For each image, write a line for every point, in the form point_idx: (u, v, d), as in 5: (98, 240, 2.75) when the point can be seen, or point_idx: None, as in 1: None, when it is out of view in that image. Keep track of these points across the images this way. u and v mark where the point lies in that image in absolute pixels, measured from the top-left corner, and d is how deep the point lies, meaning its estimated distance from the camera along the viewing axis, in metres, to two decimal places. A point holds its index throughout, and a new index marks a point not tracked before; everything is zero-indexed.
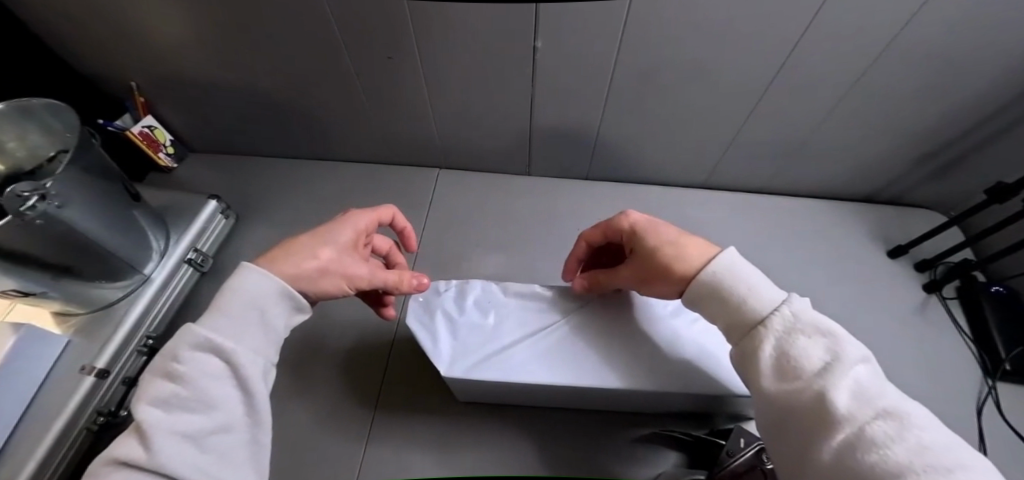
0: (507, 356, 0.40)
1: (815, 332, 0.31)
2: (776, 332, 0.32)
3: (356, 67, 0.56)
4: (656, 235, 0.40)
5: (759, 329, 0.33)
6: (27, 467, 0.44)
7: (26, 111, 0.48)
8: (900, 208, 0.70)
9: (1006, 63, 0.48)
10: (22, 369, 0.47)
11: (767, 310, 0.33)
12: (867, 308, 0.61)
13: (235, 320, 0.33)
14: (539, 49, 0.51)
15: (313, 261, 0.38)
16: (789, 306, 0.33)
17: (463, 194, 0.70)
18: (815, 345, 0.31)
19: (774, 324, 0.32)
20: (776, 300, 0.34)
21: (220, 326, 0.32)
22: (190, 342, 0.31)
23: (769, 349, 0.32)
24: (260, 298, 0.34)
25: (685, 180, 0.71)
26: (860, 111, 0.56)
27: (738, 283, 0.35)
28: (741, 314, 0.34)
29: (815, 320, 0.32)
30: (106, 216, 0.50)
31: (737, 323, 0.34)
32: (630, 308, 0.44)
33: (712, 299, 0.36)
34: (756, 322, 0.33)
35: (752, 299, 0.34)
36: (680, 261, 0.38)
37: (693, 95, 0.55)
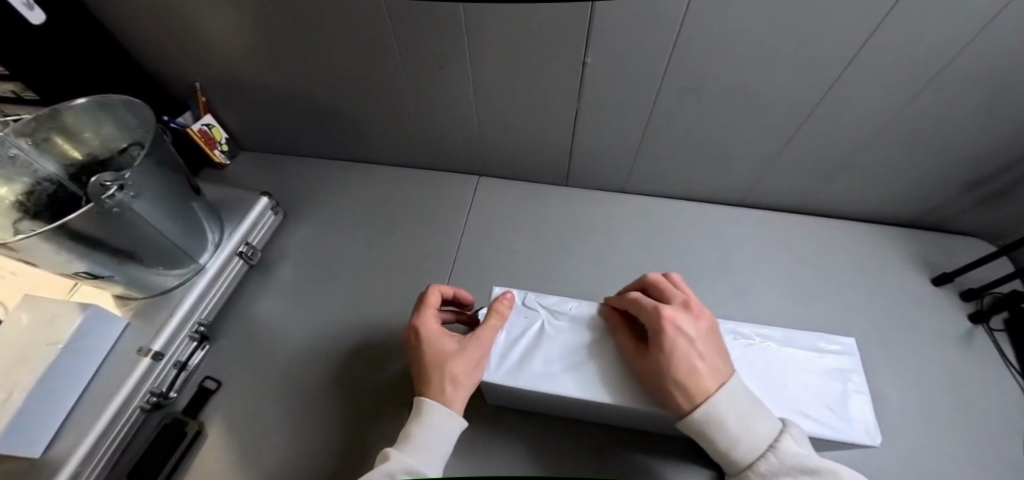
0: (525, 366, 0.41)
1: (806, 471, 0.31)
2: (764, 473, 0.33)
3: (408, 75, 0.59)
4: (687, 349, 0.36)
5: (749, 472, 0.33)
6: (87, 438, 0.46)
7: (105, 105, 0.52)
8: (945, 235, 0.68)
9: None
10: (86, 347, 0.49)
11: (758, 451, 0.33)
12: (907, 334, 0.60)
13: (430, 448, 0.37)
14: (588, 64, 0.52)
15: (464, 362, 0.39)
16: (776, 447, 0.33)
17: (502, 201, 0.71)
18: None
19: (762, 468, 0.33)
20: (767, 438, 0.33)
21: (414, 455, 0.36)
22: (396, 468, 0.34)
23: None
24: (443, 429, 0.37)
25: (722, 197, 0.71)
26: (908, 135, 0.55)
27: (727, 422, 0.34)
28: (726, 456, 0.34)
29: (802, 457, 0.32)
30: (169, 207, 0.53)
31: (726, 461, 0.34)
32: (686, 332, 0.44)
33: (699, 436, 0.35)
34: (743, 466, 0.33)
35: (741, 439, 0.33)
36: (694, 381, 0.35)
37: (737, 111, 0.56)
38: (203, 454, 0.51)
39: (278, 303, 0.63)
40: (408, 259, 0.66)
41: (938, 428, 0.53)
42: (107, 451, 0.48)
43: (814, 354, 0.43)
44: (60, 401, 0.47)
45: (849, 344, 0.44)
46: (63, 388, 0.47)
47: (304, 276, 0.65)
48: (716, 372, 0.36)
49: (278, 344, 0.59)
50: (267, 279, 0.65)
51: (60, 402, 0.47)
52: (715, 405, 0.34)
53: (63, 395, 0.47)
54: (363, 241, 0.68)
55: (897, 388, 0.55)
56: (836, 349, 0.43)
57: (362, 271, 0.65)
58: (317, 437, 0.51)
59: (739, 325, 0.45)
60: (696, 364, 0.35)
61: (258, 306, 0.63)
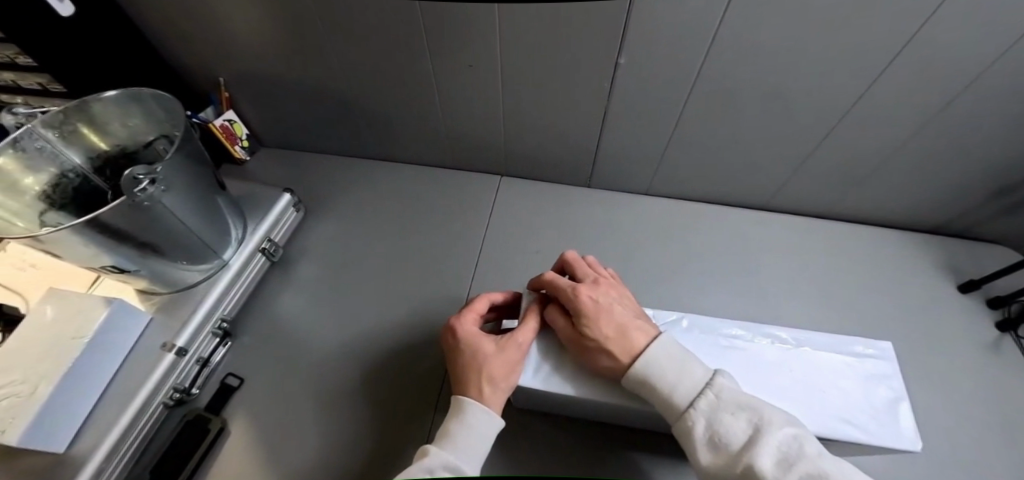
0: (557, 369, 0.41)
1: (738, 407, 0.32)
2: (704, 411, 0.33)
3: (434, 72, 0.58)
4: (608, 313, 0.39)
5: (687, 412, 0.34)
6: (112, 434, 0.46)
7: (135, 98, 0.51)
8: (972, 242, 0.68)
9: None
10: (111, 341, 0.49)
11: (695, 390, 0.34)
12: (935, 342, 0.59)
13: (472, 449, 0.36)
14: (619, 65, 0.52)
15: (501, 361, 0.39)
16: (713, 384, 0.34)
17: (523, 201, 0.71)
18: (737, 418, 0.32)
19: (701, 405, 0.33)
20: (702, 381, 0.35)
21: (455, 452, 0.35)
22: (437, 468, 0.33)
23: (701, 429, 0.33)
24: (485, 431, 0.37)
25: (745, 201, 0.71)
26: (939, 141, 0.55)
27: (667, 366, 0.35)
28: (669, 401, 0.35)
29: (737, 394, 0.33)
30: (195, 203, 0.52)
31: (668, 408, 0.35)
32: (722, 338, 0.43)
33: (643, 385, 0.36)
34: (684, 406, 0.34)
35: (680, 382, 0.35)
36: (620, 340, 0.37)
37: (768, 114, 0.55)
38: (226, 451, 0.50)
39: (299, 300, 0.63)
40: (430, 259, 0.65)
41: (969, 437, 0.52)
42: (130, 447, 0.48)
43: (851, 359, 0.42)
44: (85, 396, 0.47)
45: (883, 348, 0.43)
46: (88, 383, 0.47)
47: (326, 274, 0.65)
48: (644, 330, 0.39)
49: (299, 342, 0.58)
50: (288, 276, 0.65)
51: (85, 397, 0.47)
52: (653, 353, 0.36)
53: (89, 390, 0.47)
54: (384, 240, 0.68)
55: (926, 396, 0.55)
56: (872, 354, 0.43)
57: (384, 269, 0.65)
58: (340, 436, 0.50)
59: (772, 327, 0.45)
60: (623, 323, 0.38)
61: (279, 303, 0.63)
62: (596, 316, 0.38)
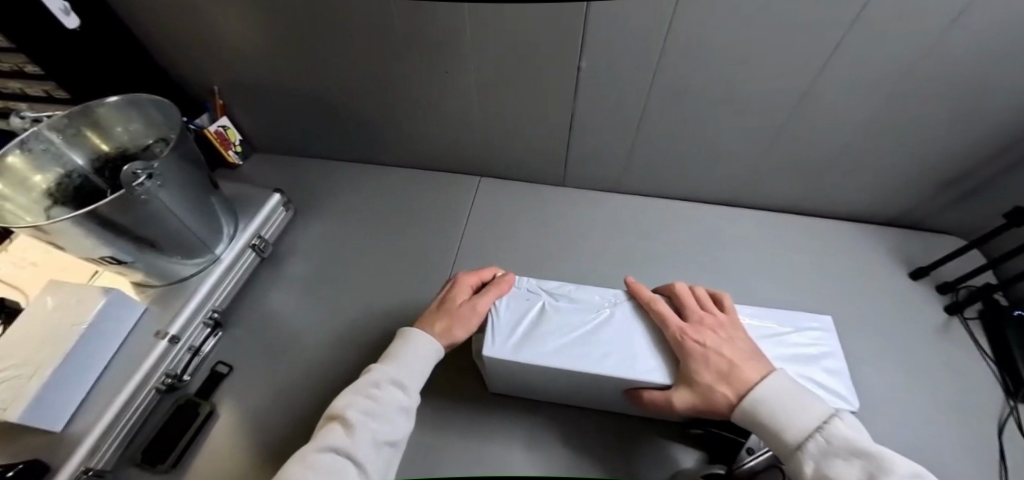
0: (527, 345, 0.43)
1: (850, 452, 0.31)
2: (813, 455, 0.33)
3: (414, 78, 0.63)
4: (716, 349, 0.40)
5: (798, 454, 0.33)
6: (107, 415, 0.49)
7: (134, 103, 0.55)
8: (925, 234, 0.72)
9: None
10: (107, 328, 0.52)
11: (803, 434, 0.34)
12: (888, 326, 0.63)
13: (409, 363, 0.43)
14: (582, 69, 0.56)
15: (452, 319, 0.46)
16: (823, 428, 0.33)
17: (501, 200, 0.75)
18: (850, 464, 0.31)
19: (810, 448, 0.33)
20: (813, 423, 0.34)
21: (400, 369, 0.42)
22: (382, 380, 0.41)
23: (810, 472, 0.32)
24: (421, 349, 0.44)
25: (711, 198, 0.75)
26: (879, 138, 0.59)
27: (772, 408, 0.35)
28: (776, 439, 0.35)
29: (852, 438, 0.32)
30: (189, 199, 0.56)
31: (779, 449, 0.35)
32: None
33: (755, 425, 0.36)
34: (793, 447, 0.34)
35: (787, 423, 0.34)
36: (732, 375, 0.38)
37: (721, 114, 0.60)
38: (215, 434, 0.53)
39: (286, 294, 0.66)
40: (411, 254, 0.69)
41: (917, 412, 0.55)
42: (124, 428, 0.50)
43: (796, 332, 0.46)
44: (82, 380, 0.49)
45: (826, 322, 0.47)
46: (86, 367, 0.50)
47: (313, 269, 0.68)
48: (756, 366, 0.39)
49: (286, 333, 0.62)
50: (277, 271, 0.68)
51: (82, 380, 0.50)
52: (768, 389, 0.36)
53: (86, 374, 0.50)
54: (369, 237, 0.71)
55: (878, 375, 0.58)
56: (817, 327, 0.46)
57: (369, 264, 0.69)
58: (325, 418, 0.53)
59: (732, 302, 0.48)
60: (732, 362, 0.39)
61: (269, 297, 0.66)
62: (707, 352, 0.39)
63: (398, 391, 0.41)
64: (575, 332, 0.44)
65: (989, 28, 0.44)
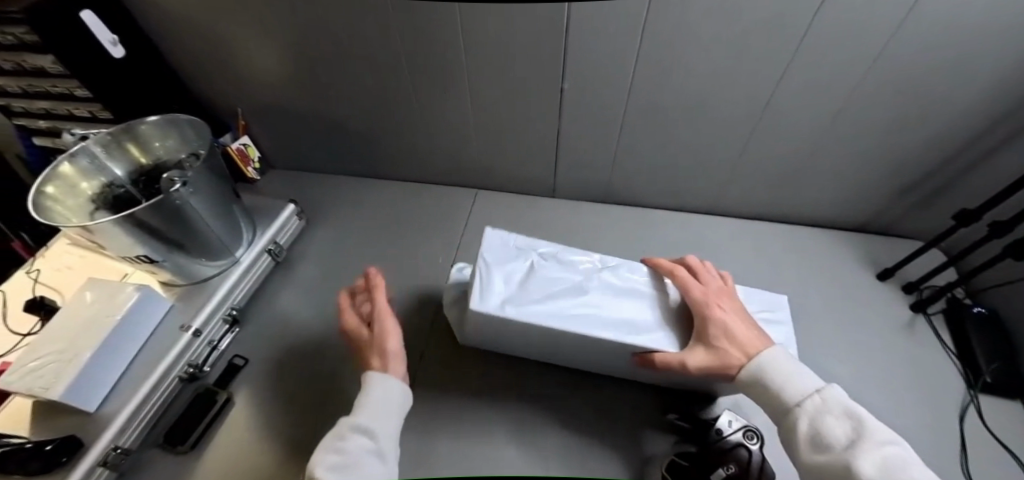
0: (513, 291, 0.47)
1: (842, 414, 0.35)
2: (808, 410, 0.37)
3: (417, 99, 0.70)
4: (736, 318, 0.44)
5: (795, 408, 0.37)
6: (135, 399, 0.54)
7: (173, 123, 0.64)
8: (892, 239, 0.76)
9: (966, 106, 0.56)
10: (139, 321, 0.58)
11: (801, 393, 0.38)
12: (856, 322, 0.67)
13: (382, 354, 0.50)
14: (565, 89, 0.64)
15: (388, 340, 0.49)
16: (822, 391, 0.37)
17: (497, 210, 0.81)
18: (840, 422, 0.35)
19: (807, 405, 0.37)
20: (810, 387, 0.38)
21: (366, 417, 0.43)
22: (353, 428, 0.42)
23: (803, 425, 0.36)
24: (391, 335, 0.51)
25: (691, 207, 0.81)
26: (836, 150, 0.65)
27: (777, 370, 0.40)
28: (779, 395, 0.39)
29: (845, 403, 0.36)
30: (216, 206, 0.62)
31: (778, 404, 0.39)
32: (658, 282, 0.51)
33: (758, 381, 0.41)
34: (791, 403, 0.38)
35: (789, 385, 0.39)
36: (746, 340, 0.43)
37: (692, 129, 0.66)
38: (231, 418, 0.58)
39: (297, 295, 0.72)
40: (413, 258, 0.75)
41: (884, 402, 0.59)
42: (149, 411, 0.55)
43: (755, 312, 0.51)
44: (114, 366, 0.55)
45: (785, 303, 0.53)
46: (119, 354, 0.55)
47: (322, 272, 0.74)
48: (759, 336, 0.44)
49: (297, 329, 0.67)
50: (289, 275, 0.74)
51: (114, 367, 0.55)
52: (773, 355, 0.41)
53: (118, 361, 0.55)
54: (374, 243, 0.78)
55: (847, 368, 0.62)
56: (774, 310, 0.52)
57: (373, 268, 0.74)
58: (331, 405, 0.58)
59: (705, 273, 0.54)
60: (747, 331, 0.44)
61: (281, 298, 0.71)
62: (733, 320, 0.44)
63: (366, 438, 0.42)
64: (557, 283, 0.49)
65: (915, 49, 0.51)
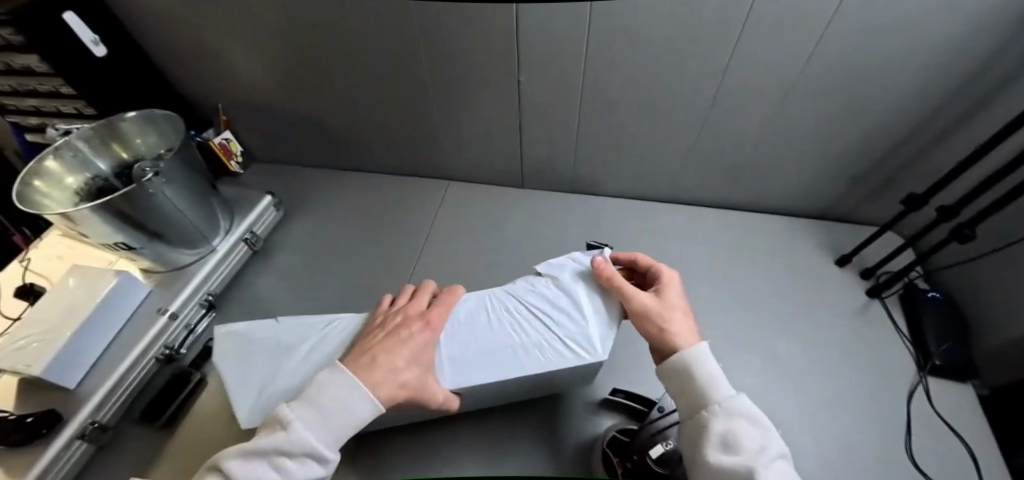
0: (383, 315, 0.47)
1: (751, 421, 0.35)
2: (723, 411, 0.35)
3: (385, 93, 0.72)
4: (668, 304, 0.44)
5: (712, 406, 0.36)
6: (112, 377, 0.57)
7: (151, 119, 0.68)
8: (855, 226, 0.77)
9: (911, 94, 0.56)
10: (118, 304, 0.61)
11: (716, 397, 0.36)
12: (812, 308, 0.68)
13: (284, 341, 0.46)
14: (523, 82, 0.65)
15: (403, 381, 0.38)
16: (737, 396, 0.36)
17: (468, 201, 0.84)
18: (749, 429, 0.34)
19: (723, 406, 0.36)
20: (728, 392, 0.37)
21: (319, 428, 0.33)
22: (290, 445, 0.31)
23: (715, 425, 0.35)
24: (304, 318, 0.48)
25: (657, 196, 0.82)
26: (790, 141, 0.66)
27: (704, 369, 0.38)
28: (701, 392, 0.37)
29: (751, 410, 0.36)
30: (192, 197, 0.66)
31: (692, 399, 0.38)
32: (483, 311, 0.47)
33: (681, 372, 0.39)
34: (710, 402, 0.36)
35: (712, 384, 0.37)
36: (672, 331, 0.42)
37: (649, 122, 0.68)
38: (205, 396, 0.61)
39: (272, 283, 0.75)
40: (384, 247, 0.78)
41: (833, 384, 0.61)
42: (127, 390, 0.59)
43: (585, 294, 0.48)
44: (94, 348, 0.58)
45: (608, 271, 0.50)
46: (98, 336, 0.59)
47: (297, 261, 0.77)
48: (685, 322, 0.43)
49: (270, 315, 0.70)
50: (266, 263, 0.77)
51: (94, 348, 0.58)
52: (700, 350, 0.40)
53: (98, 342, 0.59)
54: (349, 233, 0.80)
55: (800, 351, 0.64)
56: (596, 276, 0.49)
57: (345, 257, 0.77)
58: None
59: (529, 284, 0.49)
60: (670, 315, 0.43)
61: (257, 285, 0.75)
62: (666, 307, 0.44)
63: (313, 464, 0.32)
64: (484, 309, 0.47)
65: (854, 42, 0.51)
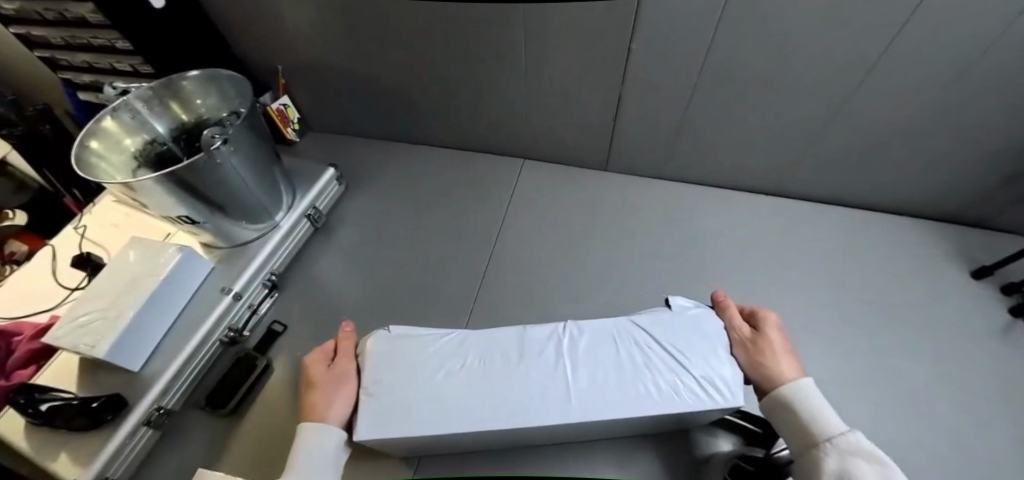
0: (508, 336, 0.45)
1: (873, 461, 0.32)
2: (838, 448, 0.34)
3: (464, 59, 0.64)
4: (778, 348, 0.42)
5: (823, 443, 0.34)
6: (177, 360, 0.53)
7: (213, 78, 0.61)
8: (993, 234, 0.67)
9: None
10: (182, 282, 0.56)
11: (828, 432, 0.35)
12: (945, 325, 0.60)
13: (397, 353, 0.43)
14: (632, 49, 0.56)
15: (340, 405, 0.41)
16: (848, 432, 0.34)
17: (542, 183, 0.76)
18: (868, 468, 0.32)
19: (839, 442, 0.34)
20: (841, 427, 0.35)
21: None
22: None
23: (830, 463, 0.33)
24: (418, 330, 0.46)
25: (756, 188, 0.73)
26: (943, 131, 0.56)
27: (810, 403, 0.37)
28: (808, 426, 0.36)
29: (868, 447, 0.33)
30: (257, 168, 0.60)
31: (802, 435, 0.36)
32: (611, 342, 0.44)
33: (785, 408, 0.38)
34: (821, 437, 0.35)
35: (820, 419, 0.36)
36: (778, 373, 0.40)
37: (773, 101, 0.58)
38: (271, 384, 0.57)
39: (336, 263, 0.70)
40: (453, 231, 0.72)
41: (978, 418, 0.52)
42: (191, 373, 0.55)
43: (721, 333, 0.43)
44: (157, 327, 0.54)
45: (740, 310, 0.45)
46: (161, 316, 0.55)
47: (360, 241, 0.72)
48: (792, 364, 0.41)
49: (335, 299, 0.65)
50: (328, 242, 0.72)
51: (157, 327, 0.54)
52: (804, 383, 0.39)
53: (161, 322, 0.55)
54: (414, 213, 0.74)
55: (935, 376, 0.55)
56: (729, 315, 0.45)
57: (411, 240, 0.71)
58: None
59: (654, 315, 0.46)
60: (779, 355, 0.42)
61: (319, 266, 0.70)
62: (777, 349, 0.42)
63: None
64: (610, 340, 0.44)
65: None
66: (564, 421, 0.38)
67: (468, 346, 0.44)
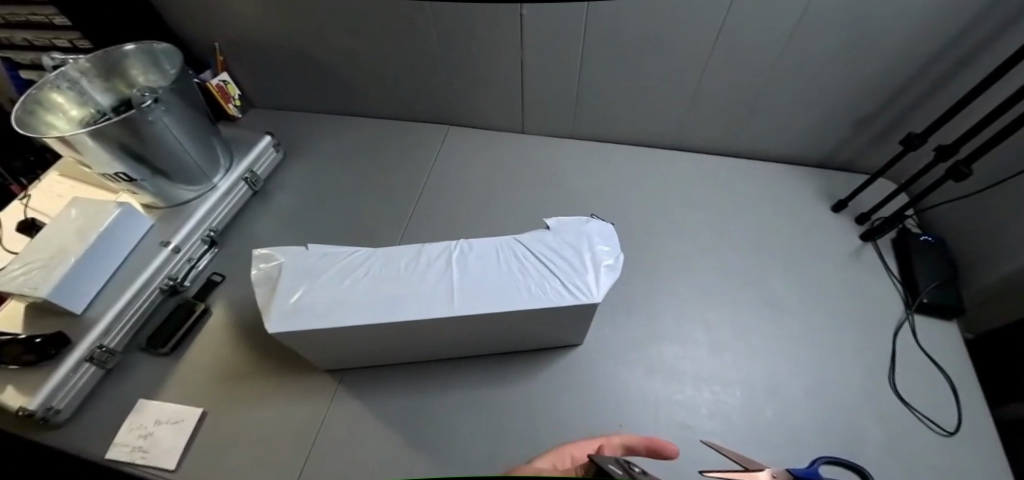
0: (407, 253, 0.51)
1: None
2: None
3: (381, 31, 0.70)
4: None
5: None
6: (116, 305, 0.58)
7: (150, 52, 0.66)
8: (853, 174, 0.77)
9: (919, 32, 0.55)
10: (121, 236, 0.61)
11: None
12: (805, 250, 0.69)
13: (311, 264, 0.50)
14: (526, 16, 0.63)
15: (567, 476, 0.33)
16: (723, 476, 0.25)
17: (468, 146, 0.83)
18: None
19: None
20: None
21: None
22: None
23: None
24: (333, 248, 0.52)
25: (657, 143, 0.82)
26: (794, 83, 0.65)
27: None
28: None
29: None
30: (192, 130, 0.65)
31: None
32: (496, 257, 0.50)
33: None
34: None
35: None
36: None
37: (652, 62, 0.66)
38: (210, 326, 0.63)
39: (272, 222, 0.75)
40: (384, 190, 0.78)
41: (822, 322, 0.62)
42: (132, 317, 0.60)
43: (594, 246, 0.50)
44: (97, 277, 0.59)
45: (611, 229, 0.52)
46: (101, 266, 0.59)
47: (297, 202, 0.78)
48: None
49: None
50: (267, 203, 0.78)
51: (97, 277, 0.59)
52: None
53: (101, 272, 0.60)
54: (348, 176, 0.81)
55: (791, 291, 0.65)
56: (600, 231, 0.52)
57: (345, 199, 0.77)
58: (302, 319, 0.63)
59: (537, 232, 0.52)
60: None
61: (258, 225, 0.75)
62: None
63: None
64: (495, 254, 0.50)
65: None
66: (445, 316, 0.45)
67: (372, 262, 0.50)
